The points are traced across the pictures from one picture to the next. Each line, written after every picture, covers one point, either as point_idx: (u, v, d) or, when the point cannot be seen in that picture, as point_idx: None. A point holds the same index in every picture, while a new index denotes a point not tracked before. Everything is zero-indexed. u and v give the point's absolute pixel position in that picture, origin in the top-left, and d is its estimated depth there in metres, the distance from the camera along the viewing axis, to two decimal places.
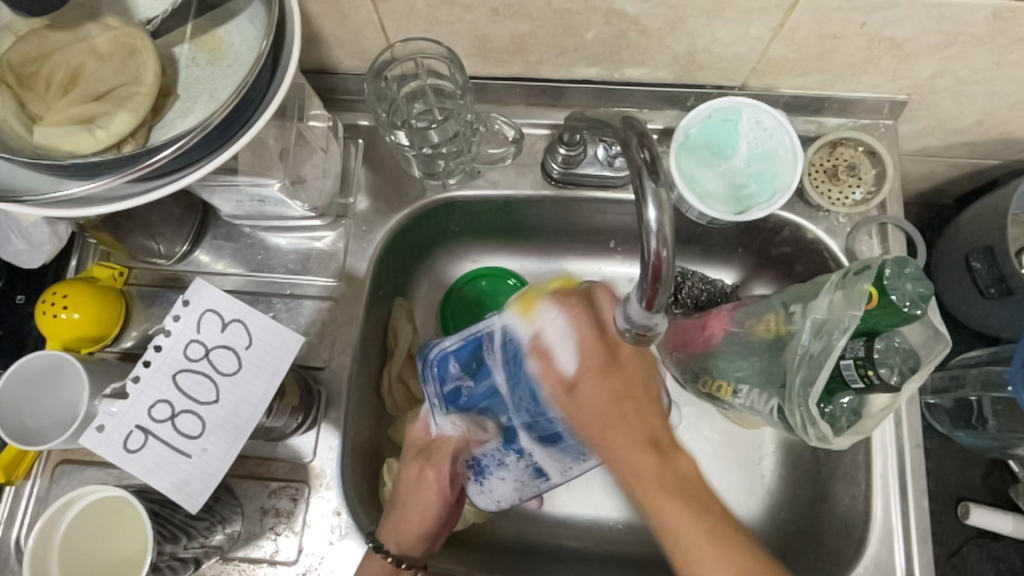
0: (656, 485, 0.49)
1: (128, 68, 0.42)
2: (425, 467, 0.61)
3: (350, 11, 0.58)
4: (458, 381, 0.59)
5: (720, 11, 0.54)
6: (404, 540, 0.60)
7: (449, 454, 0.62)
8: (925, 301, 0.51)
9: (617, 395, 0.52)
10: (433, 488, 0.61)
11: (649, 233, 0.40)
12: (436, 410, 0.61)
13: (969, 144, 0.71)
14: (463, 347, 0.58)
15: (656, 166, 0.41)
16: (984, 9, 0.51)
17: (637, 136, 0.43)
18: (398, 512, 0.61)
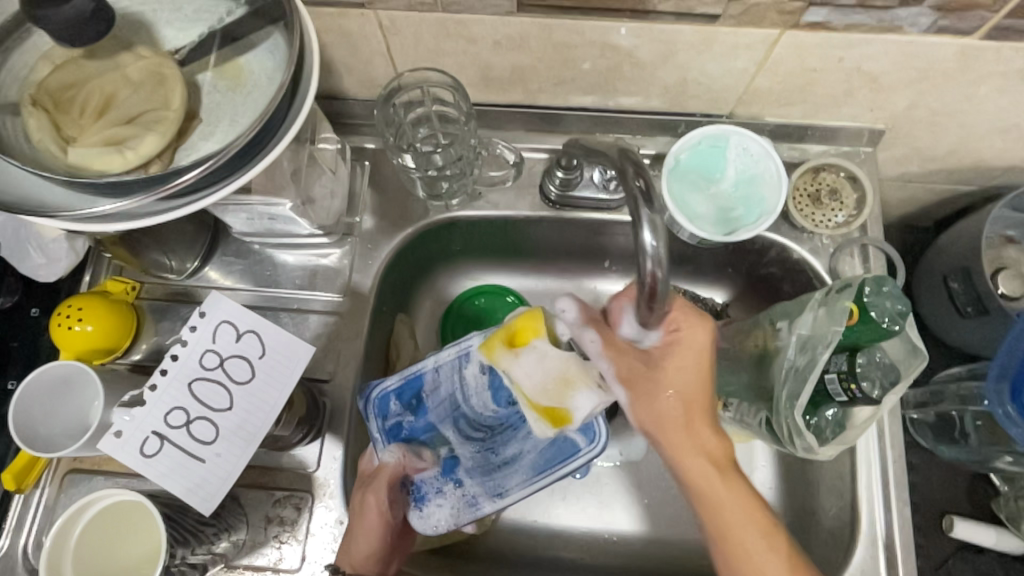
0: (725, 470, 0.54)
1: (158, 95, 0.45)
2: (364, 493, 0.58)
3: (361, 42, 0.61)
4: (398, 417, 0.62)
5: (708, 46, 0.58)
6: (355, 563, 0.57)
7: (386, 480, 0.58)
8: (902, 318, 0.55)
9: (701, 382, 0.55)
10: (375, 513, 0.57)
11: (645, 256, 0.44)
12: (378, 444, 0.61)
13: (946, 171, 0.75)
14: (406, 384, 0.63)
15: (651, 194, 0.44)
16: (952, 46, 0.55)
17: (632, 166, 0.46)
18: (347, 537, 0.58)
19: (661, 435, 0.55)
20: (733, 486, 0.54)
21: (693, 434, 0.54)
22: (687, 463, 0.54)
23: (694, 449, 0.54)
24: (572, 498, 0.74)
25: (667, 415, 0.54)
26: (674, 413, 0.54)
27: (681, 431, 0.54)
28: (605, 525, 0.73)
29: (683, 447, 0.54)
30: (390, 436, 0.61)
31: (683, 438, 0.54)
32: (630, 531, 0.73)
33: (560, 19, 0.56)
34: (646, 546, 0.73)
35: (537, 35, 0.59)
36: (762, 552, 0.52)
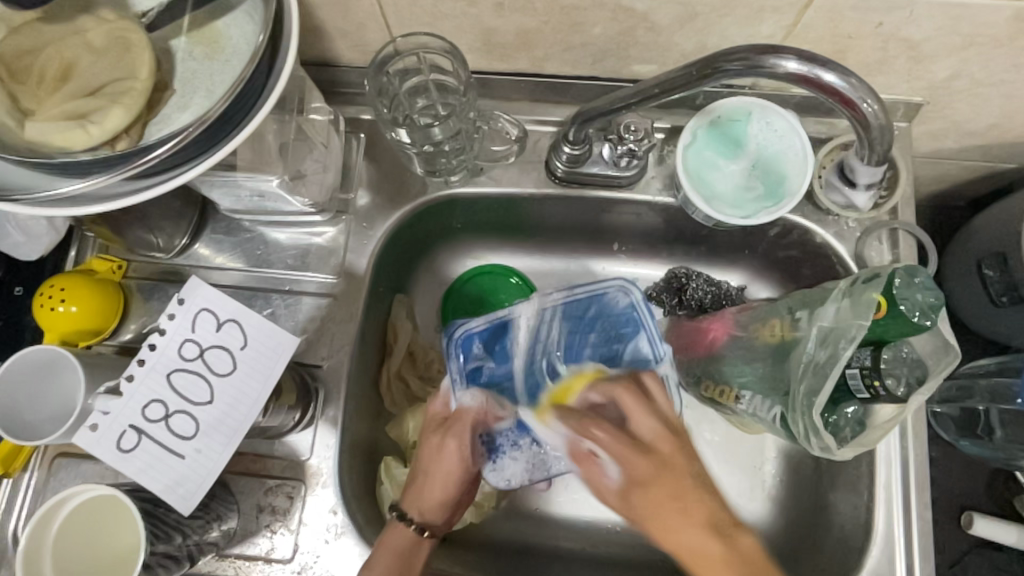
0: (712, 569, 0.41)
1: (123, 63, 0.42)
2: (447, 437, 0.58)
3: (352, 2, 0.57)
4: (479, 361, 0.65)
5: (732, 9, 0.53)
6: (427, 509, 0.56)
7: (468, 425, 0.59)
8: (935, 312, 0.50)
9: (669, 496, 0.43)
10: (456, 456, 0.57)
11: (850, 91, 0.44)
12: (456, 384, 0.62)
13: (985, 147, 0.70)
14: (487, 329, 0.65)
15: (813, 57, 0.43)
16: (1006, 9, 0.49)
17: (759, 52, 0.43)
18: (420, 481, 0.57)
19: (626, 462, 0.45)
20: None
21: (688, 508, 0.42)
22: (678, 548, 0.42)
23: (679, 516, 0.42)
24: (575, 486, 0.72)
25: (660, 503, 0.43)
26: (638, 465, 0.45)
27: (665, 483, 0.43)
28: (608, 515, 0.71)
29: (658, 512, 0.43)
30: (468, 377, 0.64)
31: (664, 501, 0.43)
32: None
33: None
34: (650, 537, 0.70)
35: None
36: None
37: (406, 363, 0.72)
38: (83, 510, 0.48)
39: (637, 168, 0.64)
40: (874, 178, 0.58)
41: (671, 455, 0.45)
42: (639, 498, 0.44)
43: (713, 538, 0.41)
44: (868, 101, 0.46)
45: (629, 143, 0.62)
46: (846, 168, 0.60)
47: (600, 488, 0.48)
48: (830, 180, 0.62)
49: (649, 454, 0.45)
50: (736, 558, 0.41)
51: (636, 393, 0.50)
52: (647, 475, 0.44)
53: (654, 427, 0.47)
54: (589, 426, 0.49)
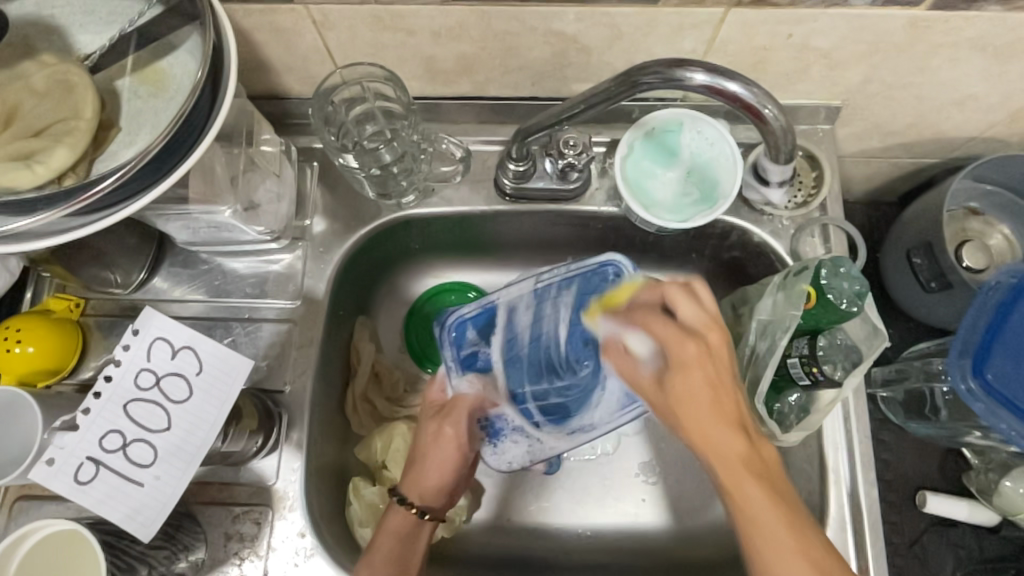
0: (744, 471, 0.43)
1: (66, 105, 0.44)
2: (444, 424, 0.62)
3: (296, 38, 0.59)
4: (474, 346, 0.65)
5: (653, 28, 0.56)
6: (427, 492, 0.60)
7: (466, 411, 0.63)
8: (860, 298, 0.55)
9: (711, 384, 0.46)
10: (453, 441, 0.61)
11: (751, 100, 0.49)
12: (452, 371, 0.64)
13: (907, 144, 0.74)
14: (480, 314, 0.65)
15: (719, 69, 0.47)
16: (900, 18, 0.54)
17: (672, 66, 0.47)
18: (418, 467, 0.61)
19: (676, 393, 0.47)
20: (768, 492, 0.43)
21: (722, 407, 0.45)
22: (697, 429, 0.45)
23: (709, 416, 0.45)
24: (544, 493, 0.73)
25: (693, 395, 0.46)
26: (711, 339, 0.48)
27: (710, 363, 0.46)
28: (579, 521, 0.72)
29: (685, 397, 0.46)
30: (466, 364, 0.65)
31: (703, 407, 0.45)
32: (604, 524, 0.72)
33: (498, 6, 0.54)
34: (620, 539, 0.72)
35: (477, 24, 0.57)
36: (781, 542, 0.41)
37: (371, 382, 0.72)
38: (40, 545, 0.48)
39: (579, 181, 0.67)
40: (784, 175, 0.62)
41: (716, 345, 0.47)
42: (676, 380, 0.47)
43: (740, 437, 0.44)
44: (769, 108, 0.50)
45: (568, 158, 0.65)
46: (759, 167, 0.64)
47: (633, 379, 0.52)
48: (746, 178, 0.66)
49: (689, 335, 0.48)
50: (755, 458, 0.44)
51: (681, 288, 0.51)
52: (692, 356, 0.47)
53: (699, 313, 0.49)
54: (640, 319, 0.53)
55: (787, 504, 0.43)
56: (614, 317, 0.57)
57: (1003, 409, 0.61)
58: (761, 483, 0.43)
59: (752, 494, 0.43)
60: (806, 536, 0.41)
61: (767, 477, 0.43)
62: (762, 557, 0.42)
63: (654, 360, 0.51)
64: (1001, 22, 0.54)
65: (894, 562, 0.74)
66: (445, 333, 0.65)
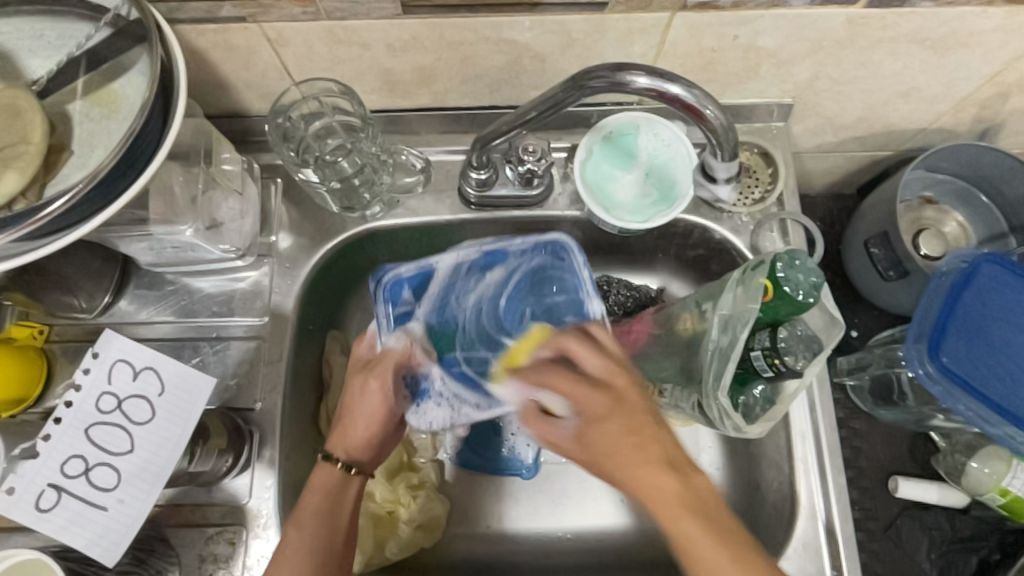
0: (676, 505, 0.44)
1: (15, 129, 0.44)
2: (369, 378, 0.59)
3: (252, 56, 0.60)
4: (408, 305, 0.65)
5: (603, 33, 0.58)
6: (353, 447, 0.59)
7: (390, 365, 0.60)
8: (816, 290, 0.56)
9: (627, 428, 0.47)
10: (378, 395, 0.59)
11: (692, 102, 0.50)
12: (383, 327, 0.63)
13: (860, 138, 0.76)
14: (418, 275, 0.65)
15: (662, 72, 0.49)
16: (840, 16, 0.56)
17: (614, 70, 0.48)
18: (344, 422, 0.59)
19: (592, 455, 0.48)
20: (718, 537, 0.43)
21: (643, 440, 0.46)
22: (620, 469, 0.46)
23: (619, 454, 0.46)
24: (523, 498, 0.73)
25: (606, 439, 0.47)
26: (600, 400, 0.49)
27: (620, 414, 0.48)
28: (558, 524, 0.72)
29: (609, 442, 0.47)
30: (398, 321, 0.64)
31: (620, 448, 0.46)
32: (583, 525, 0.72)
33: (449, 17, 0.55)
34: (601, 540, 0.72)
35: (431, 36, 0.57)
36: (727, 566, 0.42)
37: (345, 396, 0.72)
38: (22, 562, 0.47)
39: (541, 186, 0.68)
40: (730, 171, 0.63)
41: (625, 390, 0.49)
42: (592, 431, 0.48)
43: (667, 473, 0.45)
44: (710, 108, 0.51)
45: (527, 164, 0.66)
46: (706, 165, 0.64)
47: (551, 441, 0.51)
48: (696, 178, 0.67)
49: (601, 388, 0.50)
50: (688, 493, 0.45)
51: (578, 340, 0.54)
52: (604, 407, 0.48)
53: (601, 365, 0.51)
54: (544, 376, 0.53)
55: (724, 532, 0.43)
56: (514, 381, 0.57)
57: (960, 391, 0.63)
58: (697, 518, 0.44)
59: (694, 528, 0.43)
60: (754, 563, 0.42)
61: (704, 512, 0.44)
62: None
63: (568, 425, 0.50)
64: (936, 16, 0.56)
65: (870, 547, 0.75)
66: (383, 290, 0.65)
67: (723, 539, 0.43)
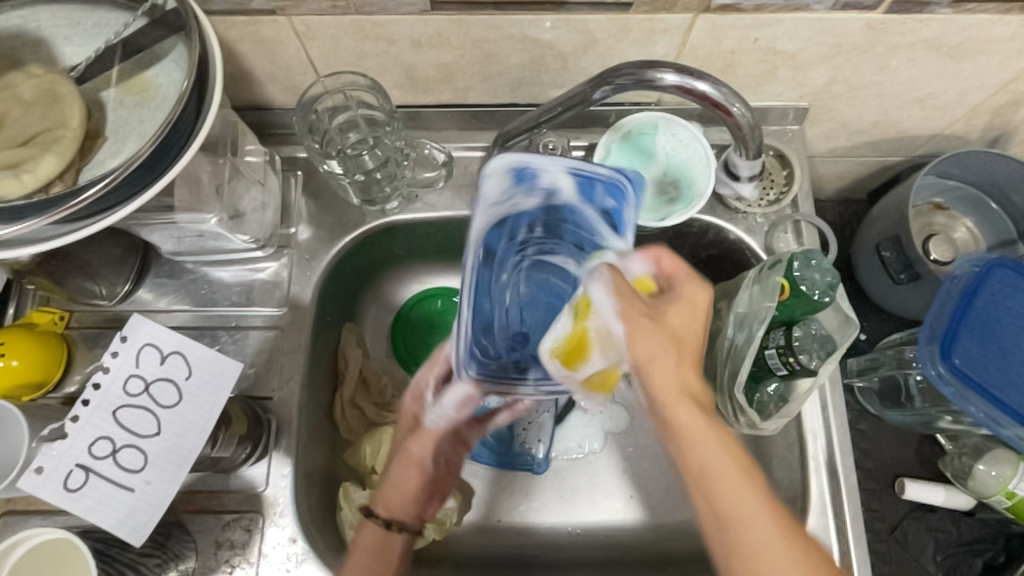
0: (704, 439, 0.43)
1: (54, 114, 0.44)
2: (409, 444, 0.61)
3: (279, 49, 0.60)
4: (533, 193, 0.53)
5: (626, 33, 0.59)
6: (393, 505, 0.59)
7: (433, 437, 0.61)
8: (831, 289, 0.57)
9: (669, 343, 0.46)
10: (416, 466, 0.61)
11: (721, 101, 0.51)
12: (495, 182, 0.51)
13: (872, 143, 0.77)
14: (572, 183, 0.53)
15: (692, 70, 0.50)
16: (859, 21, 0.57)
17: (643, 67, 0.50)
18: (388, 481, 0.60)
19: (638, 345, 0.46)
20: (751, 484, 0.41)
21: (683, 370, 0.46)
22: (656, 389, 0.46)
23: (662, 359, 0.45)
24: (535, 493, 0.74)
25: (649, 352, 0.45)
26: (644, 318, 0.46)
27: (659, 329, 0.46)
28: (568, 518, 0.73)
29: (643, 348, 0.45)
30: (518, 179, 0.52)
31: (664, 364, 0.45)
32: (592, 520, 0.73)
33: (475, 14, 0.56)
34: (611, 535, 0.72)
35: (456, 32, 0.58)
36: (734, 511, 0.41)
37: (359, 388, 0.73)
38: (49, 543, 0.48)
39: None
40: (754, 170, 0.64)
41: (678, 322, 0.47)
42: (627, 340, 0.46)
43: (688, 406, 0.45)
44: (737, 106, 0.53)
45: None
46: (728, 163, 0.66)
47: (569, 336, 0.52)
48: (718, 175, 0.68)
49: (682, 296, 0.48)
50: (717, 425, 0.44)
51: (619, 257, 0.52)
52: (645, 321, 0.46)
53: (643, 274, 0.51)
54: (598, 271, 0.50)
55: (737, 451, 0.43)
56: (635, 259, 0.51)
57: (971, 392, 0.64)
58: (723, 440, 0.43)
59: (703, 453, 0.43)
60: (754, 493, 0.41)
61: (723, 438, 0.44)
62: (716, 501, 0.41)
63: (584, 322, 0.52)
64: (953, 23, 0.57)
65: (877, 548, 0.75)
66: (494, 183, 0.52)
67: (742, 462, 0.42)
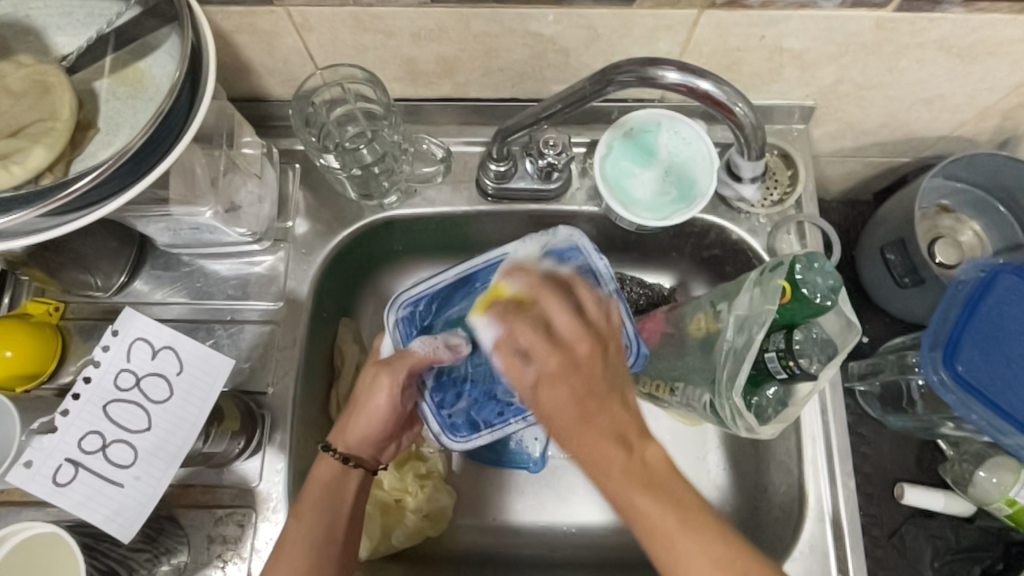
0: (628, 485, 0.42)
1: (45, 106, 0.44)
2: (380, 373, 0.57)
3: (277, 41, 0.59)
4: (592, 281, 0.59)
5: (629, 29, 0.57)
6: (353, 442, 0.58)
7: (407, 365, 0.57)
8: (833, 293, 0.56)
9: (577, 396, 0.42)
10: (386, 395, 0.57)
11: (724, 101, 0.51)
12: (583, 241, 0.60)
13: (879, 143, 0.76)
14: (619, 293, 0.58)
15: (695, 69, 0.49)
16: (868, 20, 0.55)
17: (645, 65, 0.49)
18: (351, 413, 0.58)
19: (543, 401, 0.43)
20: (668, 509, 0.42)
21: (587, 412, 0.42)
22: (571, 440, 0.43)
23: (573, 426, 0.42)
24: (530, 492, 0.73)
25: (560, 411, 0.42)
26: (540, 364, 0.43)
27: (575, 377, 0.42)
28: (562, 518, 0.73)
29: (555, 405, 0.42)
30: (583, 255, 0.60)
31: (571, 419, 0.42)
32: (587, 521, 0.72)
33: (475, 7, 0.55)
34: (606, 536, 0.72)
35: (456, 26, 0.57)
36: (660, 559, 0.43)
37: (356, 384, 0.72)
38: (32, 539, 0.48)
39: (560, 181, 0.68)
40: (757, 171, 0.64)
41: (586, 356, 0.43)
42: (542, 391, 0.43)
43: (617, 446, 0.42)
44: (740, 106, 0.52)
45: (547, 158, 0.66)
46: (731, 164, 0.65)
47: (513, 377, 0.45)
48: (721, 176, 0.67)
49: (558, 347, 0.43)
50: (636, 465, 0.43)
51: (551, 294, 0.46)
52: (557, 367, 0.42)
53: (568, 322, 0.44)
54: (512, 317, 0.46)
55: (676, 500, 0.43)
56: (496, 314, 0.48)
57: (973, 399, 0.63)
58: (649, 492, 0.42)
59: (641, 504, 0.42)
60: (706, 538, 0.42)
61: (652, 485, 0.43)
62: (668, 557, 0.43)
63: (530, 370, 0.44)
64: (965, 23, 0.55)
65: (875, 553, 0.74)
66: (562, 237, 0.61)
67: (659, 493, 0.43)
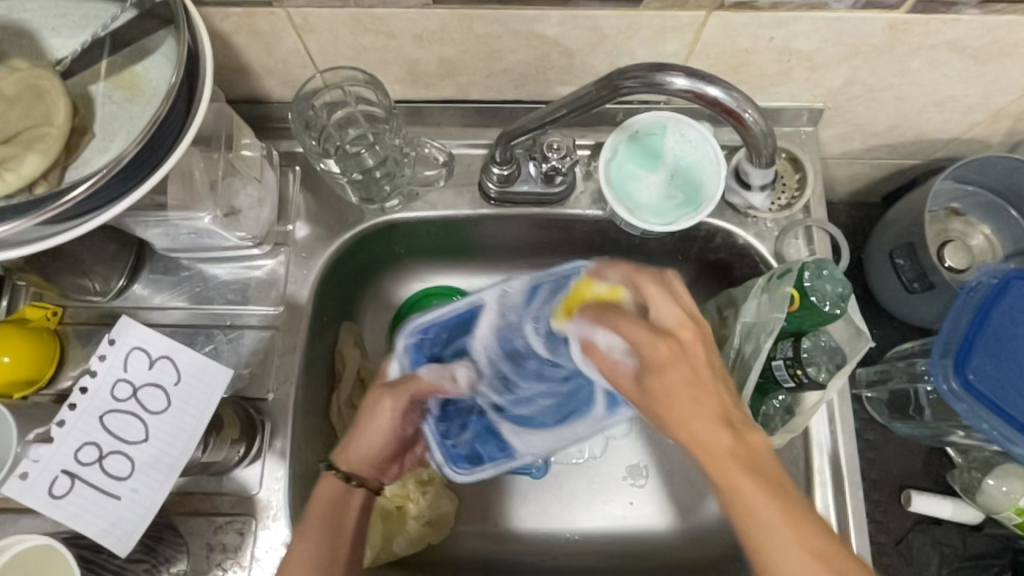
0: (732, 461, 0.40)
1: (38, 111, 0.43)
2: (383, 395, 0.55)
3: (276, 41, 0.58)
4: None
5: (636, 30, 0.56)
6: (355, 463, 0.56)
7: (409, 390, 0.55)
8: (842, 301, 0.55)
9: (690, 385, 0.42)
10: (387, 418, 0.55)
11: (735, 107, 0.49)
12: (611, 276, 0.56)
13: (889, 145, 0.75)
14: None
15: (702, 73, 0.48)
16: (880, 21, 0.54)
17: (654, 70, 0.48)
18: (352, 434, 0.56)
19: (665, 395, 0.43)
20: (792, 511, 0.38)
21: (701, 397, 0.42)
22: (682, 413, 0.42)
23: (692, 411, 0.42)
24: (532, 497, 0.73)
25: (671, 392, 0.42)
26: (662, 354, 0.43)
27: (682, 364, 0.43)
28: (565, 524, 0.72)
29: (668, 395, 0.43)
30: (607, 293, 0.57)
31: (680, 388, 0.42)
32: (591, 527, 0.72)
33: (478, 9, 0.54)
34: (609, 543, 0.71)
35: (459, 27, 0.56)
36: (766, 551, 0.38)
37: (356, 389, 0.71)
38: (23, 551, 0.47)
39: (564, 185, 0.67)
40: (766, 178, 0.63)
41: (692, 343, 0.44)
42: (655, 381, 0.43)
43: (722, 427, 0.41)
44: (749, 112, 0.51)
45: (551, 161, 0.65)
46: (739, 169, 0.64)
47: (614, 377, 0.48)
48: (728, 181, 0.66)
49: (664, 336, 0.44)
50: (742, 450, 0.41)
51: (654, 284, 0.47)
52: (665, 358, 0.43)
53: (672, 312, 0.45)
54: (604, 317, 0.48)
55: (772, 483, 0.39)
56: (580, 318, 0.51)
57: (984, 408, 0.62)
58: (752, 474, 0.40)
59: (744, 484, 0.39)
60: (802, 523, 0.38)
61: (756, 469, 0.40)
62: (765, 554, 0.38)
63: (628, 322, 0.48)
64: (980, 25, 0.54)
65: (881, 561, 0.74)
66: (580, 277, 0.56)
67: (781, 494, 0.39)
